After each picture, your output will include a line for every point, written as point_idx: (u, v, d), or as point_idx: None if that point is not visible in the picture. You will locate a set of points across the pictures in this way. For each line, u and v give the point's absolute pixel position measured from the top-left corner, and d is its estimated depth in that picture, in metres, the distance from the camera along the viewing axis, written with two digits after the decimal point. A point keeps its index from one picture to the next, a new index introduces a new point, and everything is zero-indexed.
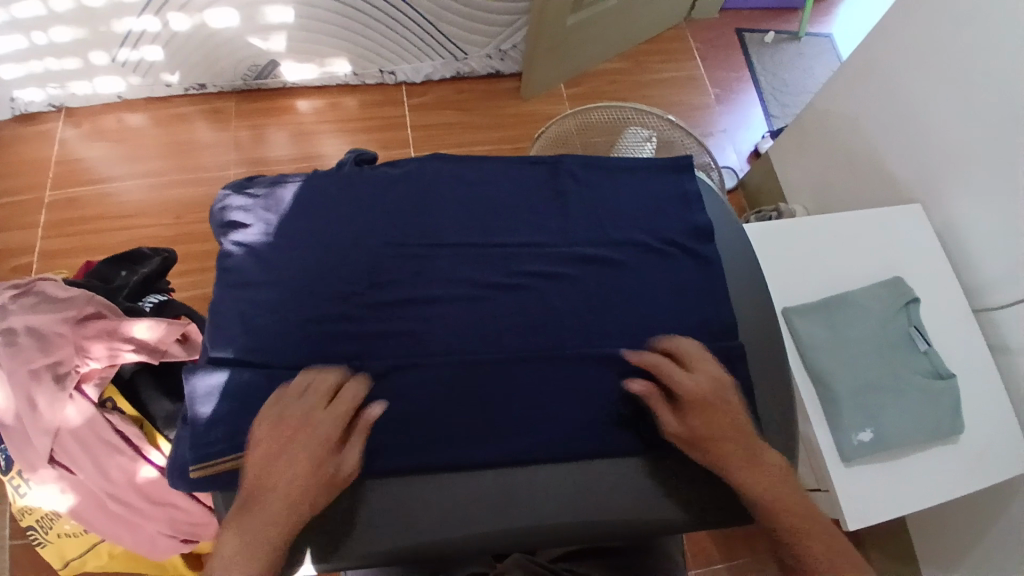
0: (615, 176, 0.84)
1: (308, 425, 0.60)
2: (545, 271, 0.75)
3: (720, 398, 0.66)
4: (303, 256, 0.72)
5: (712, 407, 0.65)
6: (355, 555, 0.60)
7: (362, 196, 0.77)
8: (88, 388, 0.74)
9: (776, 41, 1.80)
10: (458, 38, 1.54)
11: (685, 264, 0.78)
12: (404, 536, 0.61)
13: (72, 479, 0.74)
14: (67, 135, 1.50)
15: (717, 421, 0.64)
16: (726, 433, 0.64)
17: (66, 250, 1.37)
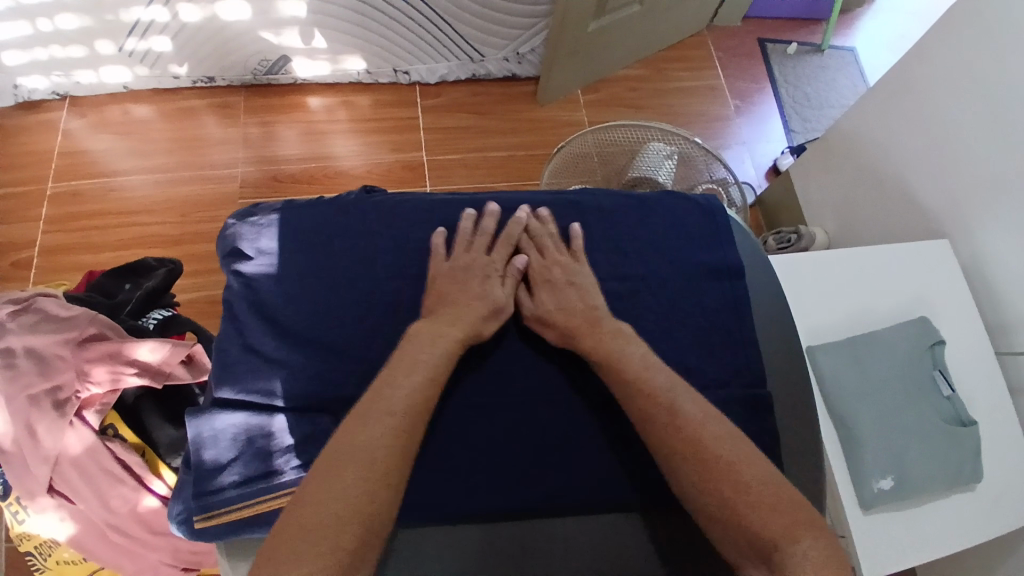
0: (640, 208, 0.82)
1: (469, 280, 0.71)
2: (566, 314, 0.73)
3: (565, 278, 0.73)
4: (315, 292, 0.70)
5: (559, 288, 0.73)
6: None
7: (370, 227, 0.74)
8: (89, 414, 0.71)
9: (799, 53, 1.76)
10: (476, 40, 1.49)
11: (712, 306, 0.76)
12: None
13: (72, 508, 0.72)
14: (71, 126, 1.46)
15: (569, 311, 0.70)
16: (570, 317, 0.70)
17: (68, 245, 1.34)
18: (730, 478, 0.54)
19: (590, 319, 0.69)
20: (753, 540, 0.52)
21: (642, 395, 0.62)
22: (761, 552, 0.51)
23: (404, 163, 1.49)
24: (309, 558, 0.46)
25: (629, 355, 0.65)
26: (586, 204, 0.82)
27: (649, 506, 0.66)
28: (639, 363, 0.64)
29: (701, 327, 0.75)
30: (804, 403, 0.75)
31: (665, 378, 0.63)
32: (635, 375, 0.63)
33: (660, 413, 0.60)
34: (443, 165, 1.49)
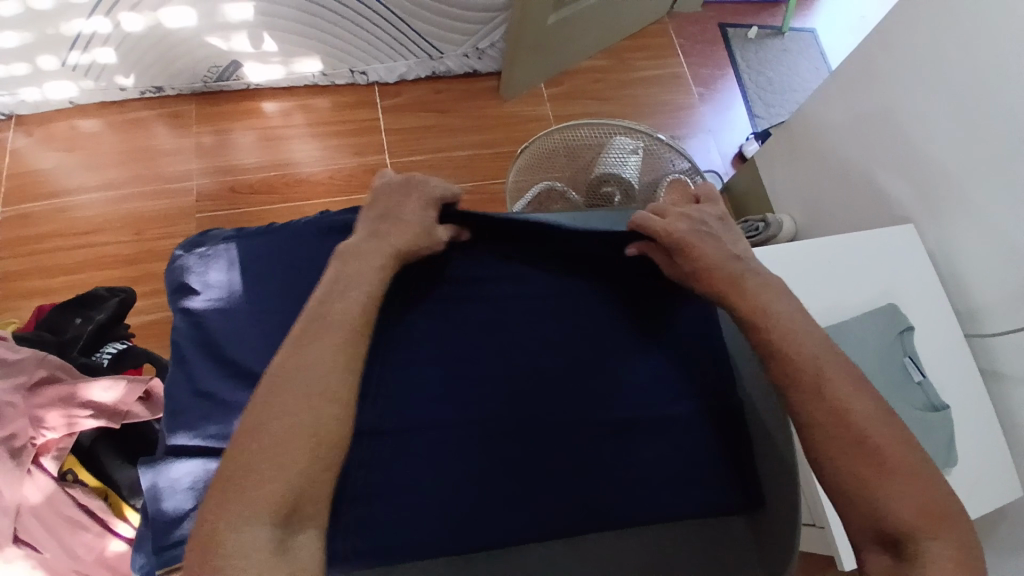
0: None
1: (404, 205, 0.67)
2: (523, 327, 0.70)
3: (701, 235, 0.69)
4: (266, 325, 0.67)
5: (699, 241, 0.68)
6: None
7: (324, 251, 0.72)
8: (47, 461, 0.68)
9: (760, 36, 1.75)
10: (434, 37, 1.46)
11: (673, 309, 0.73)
12: None
13: (40, 558, 0.66)
14: (14, 144, 1.39)
15: (707, 255, 0.67)
16: (710, 266, 0.66)
17: (19, 271, 1.28)
18: (874, 460, 0.52)
19: (734, 274, 0.65)
20: (880, 517, 0.51)
21: (796, 370, 0.57)
22: (888, 537, 0.50)
23: (367, 167, 1.45)
24: (252, 506, 0.45)
25: (775, 318, 0.61)
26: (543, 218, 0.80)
27: (629, 522, 0.61)
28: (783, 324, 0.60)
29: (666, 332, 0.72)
30: None
31: (815, 346, 0.59)
32: (777, 342, 0.59)
33: (803, 392, 0.56)
34: (407, 168, 1.46)
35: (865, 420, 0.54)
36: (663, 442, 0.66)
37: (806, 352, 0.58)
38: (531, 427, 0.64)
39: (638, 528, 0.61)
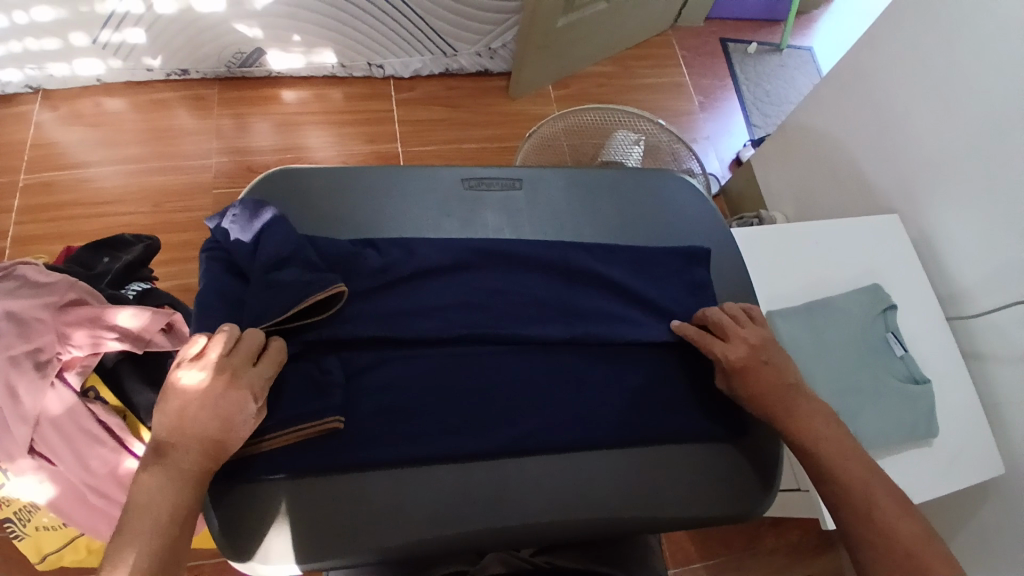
0: (630, 185, 0.82)
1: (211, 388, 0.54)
2: (525, 256, 0.74)
3: (766, 362, 0.67)
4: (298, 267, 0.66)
5: (761, 371, 0.66)
6: (352, 547, 0.59)
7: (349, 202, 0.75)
8: (70, 376, 0.71)
9: (759, 52, 1.84)
10: (449, 34, 1.53)
11: (666, 255, 0.77)
12: (399, 533, 0.61)
13: (51, 470, 0.72)
14: (41, 118, 1.46)
15: (767, 387, 0.65)
16: (766, 393, 0.65)
17: (39, 235, 1.33)
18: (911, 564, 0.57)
19: (784, 398, 0.65)
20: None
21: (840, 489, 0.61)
22: None
23: (380, 154, 1.51)
24: None
25: (813, 436, 0.64)
26: (544, 181, 0.81)
27: (618, 442, 0.67)
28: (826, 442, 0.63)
29: (660, 271, 0.76)
30: None
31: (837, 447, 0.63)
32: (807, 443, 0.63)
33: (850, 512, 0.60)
34: (417, 156, 1.52)
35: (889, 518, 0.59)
36: (646, 369, 0.71)
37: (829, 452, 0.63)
38: (532, 353, 0.69)
39: (624, 448, 0.67)
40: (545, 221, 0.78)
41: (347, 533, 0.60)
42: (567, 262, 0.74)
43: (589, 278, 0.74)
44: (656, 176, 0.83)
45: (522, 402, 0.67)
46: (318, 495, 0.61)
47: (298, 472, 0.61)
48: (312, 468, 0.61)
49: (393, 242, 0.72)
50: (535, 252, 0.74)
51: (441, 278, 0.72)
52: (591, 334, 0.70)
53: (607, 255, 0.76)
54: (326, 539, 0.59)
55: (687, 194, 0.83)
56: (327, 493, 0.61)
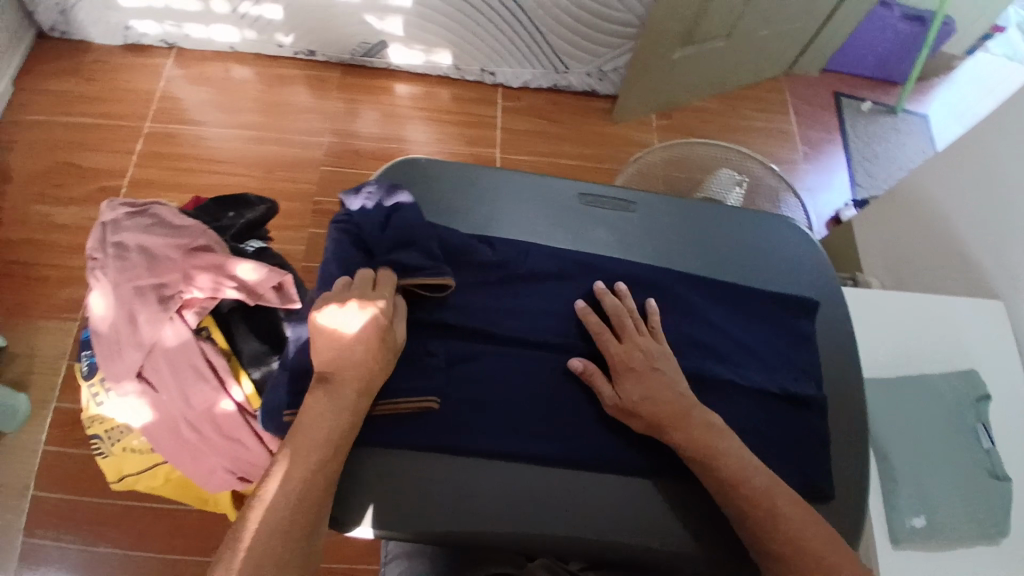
0: (739, 226, 0.81)
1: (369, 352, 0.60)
2: (632, 276, 0.74)
3: (656, 369, 0.66)
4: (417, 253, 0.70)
5: (650, 376, 0.65)
6: (425, 525, 0.61)
7: (466, 199, 0.78)
8: (188, 314, 0.77)
9: (872, 112, 1.79)
10: (565, 52, 1.56)
11: (770, 300, 0.76)
12: (471, 521, 0.62)
13: (152, 397, 0.77)
14: (174, 75, 1.56)
15: (658, 391, 0.64)
16: (660, 402, 0.64)
17: (154, 181, 1.42)
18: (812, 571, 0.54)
19: (678, 407, 0.63)
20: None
21: (743, 500, 0.59)
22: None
23: (477, 156, 1.55)
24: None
25: (713, 448, 0.62)
26: (657, 205, 0.80)
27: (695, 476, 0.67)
28: (733, 455, 0.61)
29: (763, 314, 0.76)
30: (853, 410, 0.77)
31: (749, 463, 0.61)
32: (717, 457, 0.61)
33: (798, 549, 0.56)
34: (513, 164, 1.55)
35: (799, 523, 0.57)
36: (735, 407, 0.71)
37: (741, 464, 0.61)
38: None
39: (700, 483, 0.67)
40: (653, 248, 0.77)
41: (402, 514, 0.61)
42: (670, 292, 0.74)
43: (690, 313, 0.73)
44: (766, 220, 0.82)
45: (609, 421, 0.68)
46: (403, 470, 0.63)
47: (373, 444, 0.63)
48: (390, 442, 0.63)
49: (504, 242, 0.75)
50: (641, 275, 0.74)
51: (545, 284, 0.73)
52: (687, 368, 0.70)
53: (710, 293, 0.75)
54: (403, 513, 0.61)
55: (797, 240, 0.82)
56: (411, 469, 0.63)
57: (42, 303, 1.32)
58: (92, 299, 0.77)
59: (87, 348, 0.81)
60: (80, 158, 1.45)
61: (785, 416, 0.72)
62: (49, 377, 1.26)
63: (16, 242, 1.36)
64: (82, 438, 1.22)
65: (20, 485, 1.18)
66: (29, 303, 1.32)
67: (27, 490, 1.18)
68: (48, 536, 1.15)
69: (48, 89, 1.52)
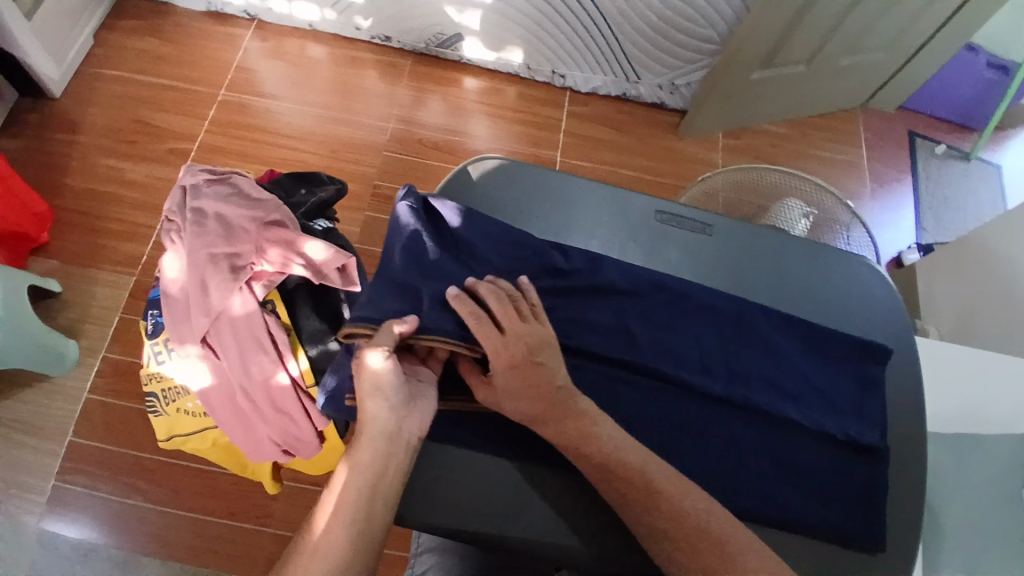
0: (816, 262, 0.79)
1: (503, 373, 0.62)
2: (702, 301, 0.73)
3: (538, 364, 0.62)
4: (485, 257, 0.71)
5: (531, 372, 0.62)
6: (470, 523, 0.63)
7: (538, 204, 0.78)
8: (256, 286, 0.79)
9: (946, 155, 1.74)
10: (639, 62, 1.54)
11: (840, 341, 0.75)
12: (515, 526, 0.64)
13: (214, 362, 0.78)
14: (252, 47, 1.59)
15: (536, 390, 0.62)
16: (537, 402, 0.62)
17: (223, 148, 1.45)
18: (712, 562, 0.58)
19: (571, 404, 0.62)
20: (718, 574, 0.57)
21: (624, 487, 0.60)
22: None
23: (539, 158, 1.55)
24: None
25: (586, 433, 0.61)
26: (730, 229, 0.79)
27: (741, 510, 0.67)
28: (605, 439, 0.61)
29: (831, 354, 0.74)
30: (915, 462, 0.74)
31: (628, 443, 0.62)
32: (598, 441, 0.61)
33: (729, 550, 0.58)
34: (574, 169, 1.54)
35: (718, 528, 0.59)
36: (795, 446, 0.70)
37: (620, 446, 0.61)
38: (683, 396, 0.69)
39: (746, 517, 0.67)
40: (726, 275, 0.77)
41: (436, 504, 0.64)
42: (743, 320, 0.73)
43: (760, 344, 0.73)
44: (845, 258, 0.80)
45: (669, 443, 0.67)
46: (454, 466, 0.65)
47: (426, 436, 0.66)
48: (437, 435, 0.66)
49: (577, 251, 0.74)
50: (715, 300, 0.73)
51: (615, 298, 0.73)
52: (748, 400, 0.69)
53: (784, 327, 0.74)
54: (451, 509, 0.64)
55: (872, 281, 0.80)
56: (463, 467, 0.65)
57: (103, 255, 1.35)
58: (168, 262, 0.79)
59: (153, 309, 0.83)
60: (154, 118, 1.48)
61: (843, 462, 0.70)
62: (103, 327, 1.29)
63: (86, 193, 1.40)
64: (128, 391, 1.25)
65: (64, 429, 1.21)
66: (91, 254, 1.35)
67: (70, 435, 1.21)
68: (86, 481, 1.18)
69: (130, 47, 1.56)
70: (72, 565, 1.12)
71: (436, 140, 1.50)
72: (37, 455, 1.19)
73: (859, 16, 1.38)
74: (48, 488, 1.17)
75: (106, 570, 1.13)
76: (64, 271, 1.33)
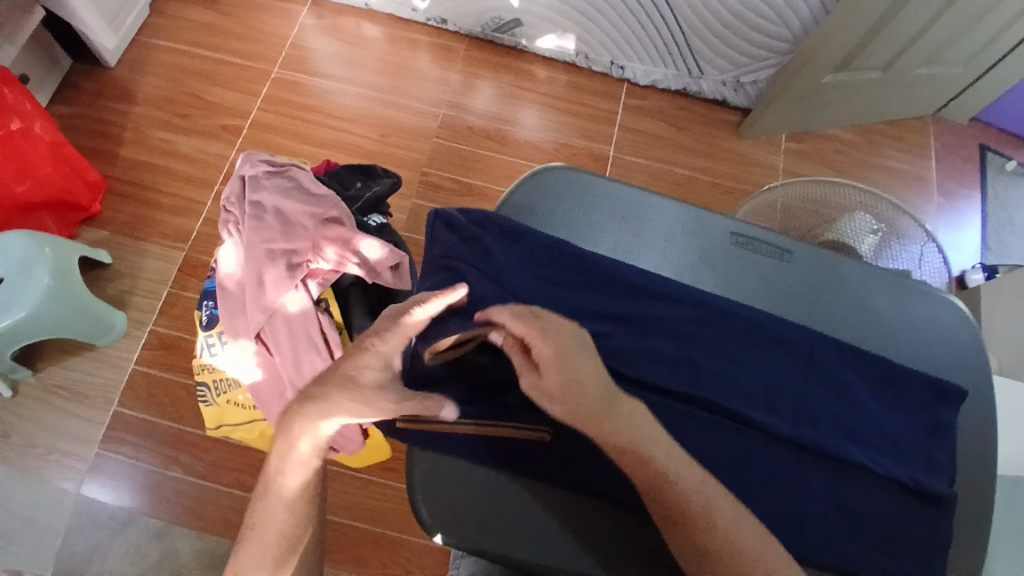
0: (902, 295, 0.75)
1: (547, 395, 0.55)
2: (772, 332, 0.70)
3: (576, 378, 0.54)
4: (540, 276, 0.70)
5: (568, 392, 0.54)
6: (510, 552, 0.61)
7: (599, 219, 0.77)
8: (312, 284, 0.79)
9: (1018, 172, 1.64)
10: (704, 57, 1.47)
11: (920, 382, 0.69)
12: (557, 558, 0.62)
13: (266, 358, 0.80)
14: (308, 24, 1.57)
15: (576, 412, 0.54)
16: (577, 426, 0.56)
17: (274, 127, 1.45)
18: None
19: None
20: None
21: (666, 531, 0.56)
22: None
23: (590, 152, 1.50)
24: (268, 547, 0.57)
25: None
26: (801, 256, 0.76)
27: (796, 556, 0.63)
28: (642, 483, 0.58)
29: (904, 394, 0.70)
30: (983, 515, 0.70)
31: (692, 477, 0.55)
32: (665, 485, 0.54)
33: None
34: (625, 165, 1.50)
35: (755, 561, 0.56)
36: (863, 493, 0.66)
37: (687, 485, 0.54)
38: (745, 432, 0.66)
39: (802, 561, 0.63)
40: (801, 304, 0.74)
41: (458, 524, 0.62)
42: (814, 356, 0.69)
43: (830, 383, 0.69)
44: (929, 292, 0.76)
45: (728, 478, 0.64)
46: (499, 489, 0.64)
47: (471, 457, 0.64)
48: (458, 453, 0.64)
49: (643, 271, 0.72)
50: (786, 332, 0.70)
51: (680, 321, 0.70)
52: (813, 440, 0.66)
53: (858, 365, 0.70)
54: (490, 535, 0.62)
55: (955, 317, 0.75)
56: (507, 491, 0.64)
57: (152, 228, 1.36)
58: (228, 254, 0.81)
59: (210, 300, 0.85)
60: (207, 91, 1.48)
61: (912, 514, 0.65)
62: (149, 301, 1.30)
63: (138, 164, 1.40)
64: (171, 364, 1.26)
65: (109, 399, 1.23)
66: (140, 226, 1.36)
67: (114, 405, 1.22)
68: (128, 452, 1.20)
69: (188, 17, 1.55)
70: (112, 533, 1.15)
71: (485, 129, 1.47)
72: (82, 423, 1.21)
73: (947, 23, 1.29)
74: (92, 456, 1.19)
75: (142, 540, 1.15)
76: (114, 241, 1.34)
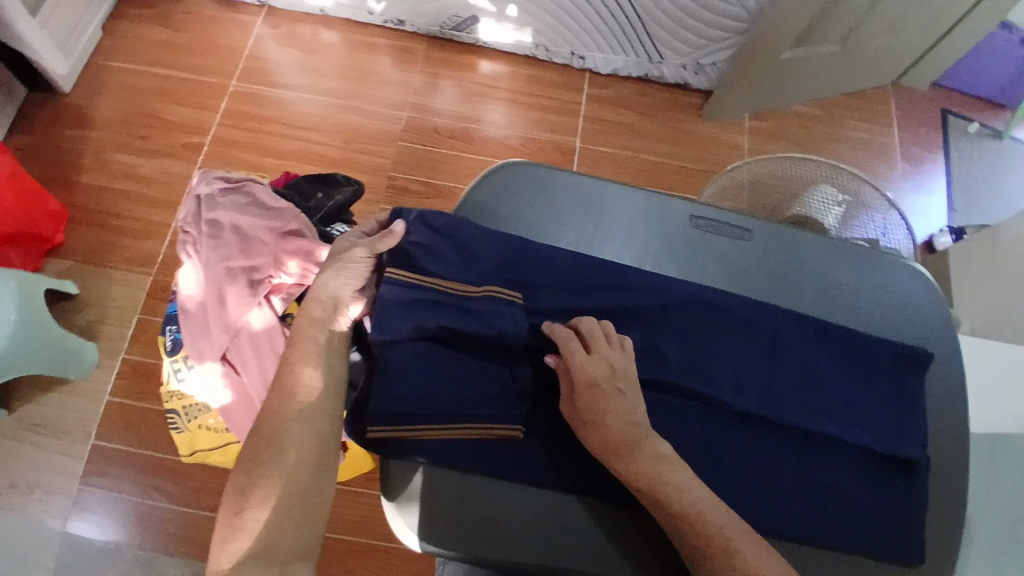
0: (860, 265, 0.76)
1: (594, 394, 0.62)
2: (738, 314, 0.70)
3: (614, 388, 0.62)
4: (504, 274, 0.69)
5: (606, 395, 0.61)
6: (489, 552, 0.62)
7: (560, 213, 0.76)
8: (275, 300, 0.79)
9: (979, 134, 1.66)
10: (663, 41, 1.47)
11: (884, 353, 0.70)
12: (535, 555, 0.62)
13: (234, 378, 0.79)
14: (263, 34, 1.55)
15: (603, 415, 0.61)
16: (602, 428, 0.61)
17: (235, 141, 1.43)
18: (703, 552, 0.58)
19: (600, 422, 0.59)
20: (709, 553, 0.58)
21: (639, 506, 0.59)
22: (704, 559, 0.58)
23: (557, 145, 1.50)
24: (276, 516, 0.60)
25: None
26: (762, 235, 0.76)
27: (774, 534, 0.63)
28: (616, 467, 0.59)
29: (872, 365, 0.70)
30: (956, 477, 0.71)
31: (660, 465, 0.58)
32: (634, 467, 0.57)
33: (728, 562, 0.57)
34: (592, 155, 1.50)
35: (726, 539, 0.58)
36: (836, 466, 0.66)
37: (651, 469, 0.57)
38: (717, 415, 0.66)
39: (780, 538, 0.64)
40: (765, 283, 0.75)
41: (439, 530, 0.62)
42: (780, 335, 0.70)
43: (797, 360, 0.69)
44: (889, 259, 0.76)
45: (702, 462, 0.65)
46: (478, 489, 0.64)
47: (447, 462, 0.63)
48: (429, 459, 0.63)
49: (607, 263, 0.72)
50: (750, 313, 0.70)
51: (647, 310, 0.70)
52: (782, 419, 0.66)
53: (824, 341, 0.70)
54: (470, 536, 0.62)
55: (916, 284, 0.75)
56: (487, 489, 0.64)
57: (118, 253, 1.33)
58: (186, 275, 0.80)
59: (171, 324, 0.84)
60: (165, 110, 1.45)
61: (886, 483, 0.66)
62: (120, 328, 1.28)
63: (99, 190, 1.38)
64: (147, 390, 1.24)
65: (87, 431, 1.21)
66: (106, 252, 1.33)
67: (92, 437, 1.20)
68: (109, 482, 1.18)
69: (140, 36, 1.53)
70: (98, 567, 1.13)
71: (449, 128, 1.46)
72: (60, 456, 1.19)
73: None
74: (72, 490, 1.17)
75: (130, 571, 1.13)
76: (80, 270, 1.31)
